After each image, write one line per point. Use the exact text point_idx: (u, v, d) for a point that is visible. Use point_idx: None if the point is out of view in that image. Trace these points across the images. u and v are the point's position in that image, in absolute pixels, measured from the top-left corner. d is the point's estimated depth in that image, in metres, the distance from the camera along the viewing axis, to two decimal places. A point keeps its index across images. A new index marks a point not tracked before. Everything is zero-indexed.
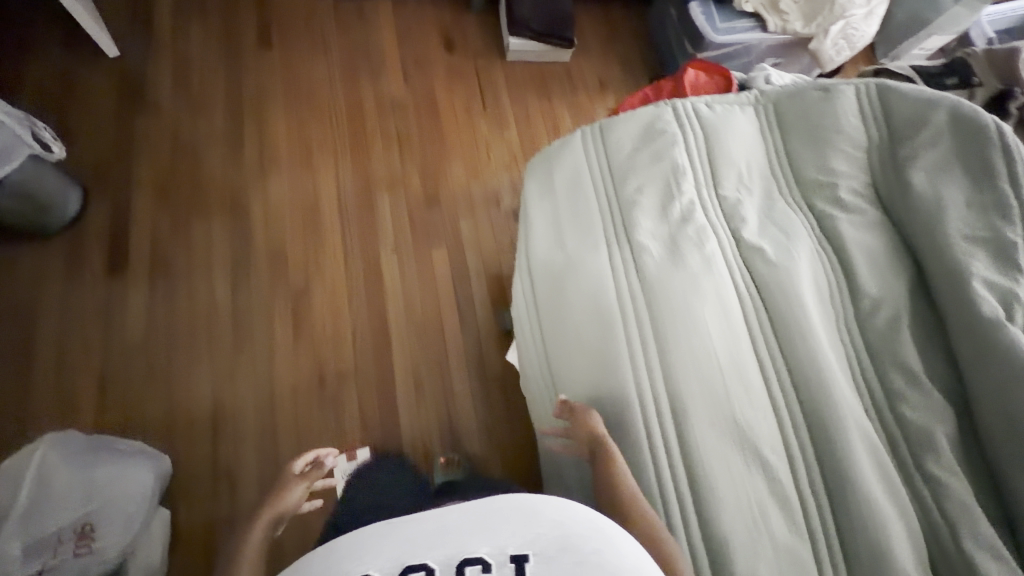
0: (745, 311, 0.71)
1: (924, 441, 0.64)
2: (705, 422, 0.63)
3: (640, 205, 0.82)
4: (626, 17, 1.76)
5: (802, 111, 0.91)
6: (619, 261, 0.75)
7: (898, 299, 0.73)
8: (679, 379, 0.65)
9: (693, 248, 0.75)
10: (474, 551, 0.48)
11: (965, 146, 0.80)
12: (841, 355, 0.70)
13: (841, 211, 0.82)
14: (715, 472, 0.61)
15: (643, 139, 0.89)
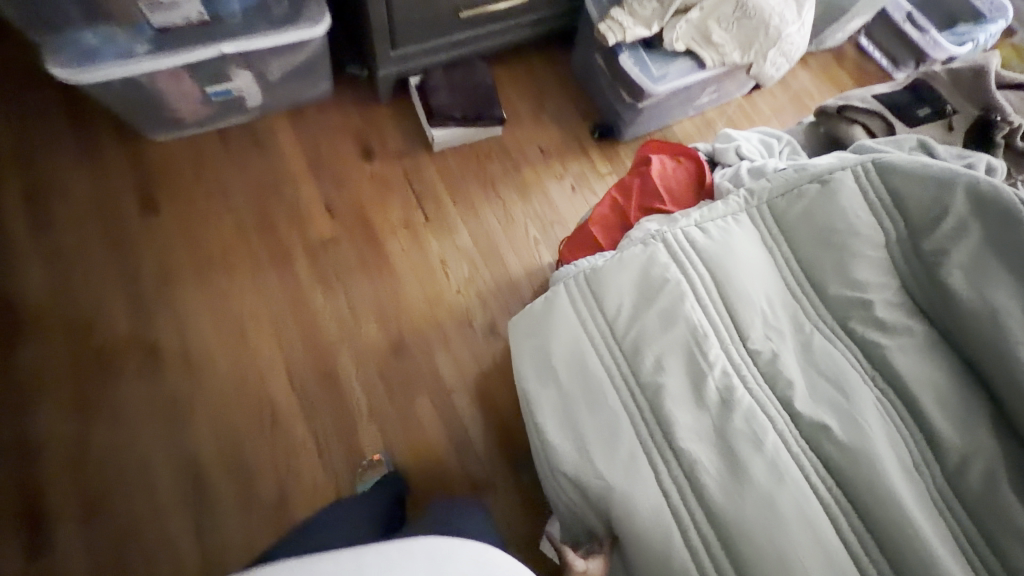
0: (833, 520, 0.60)
1: None
2: None
3: (668, 391, 0.68)
4: (549, 66, 1.59)
5: (803, 212, 0.80)
6: (672, 491, 0.63)
7: (985, 445, 0.63)
8: None
9: (752, 450, 0.62)
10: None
11: (996, 233, 0.71)
12: (948, 538, 0.60)
13: (886, 335, 0.71)
14: None
15: (641, 294, 0.75)
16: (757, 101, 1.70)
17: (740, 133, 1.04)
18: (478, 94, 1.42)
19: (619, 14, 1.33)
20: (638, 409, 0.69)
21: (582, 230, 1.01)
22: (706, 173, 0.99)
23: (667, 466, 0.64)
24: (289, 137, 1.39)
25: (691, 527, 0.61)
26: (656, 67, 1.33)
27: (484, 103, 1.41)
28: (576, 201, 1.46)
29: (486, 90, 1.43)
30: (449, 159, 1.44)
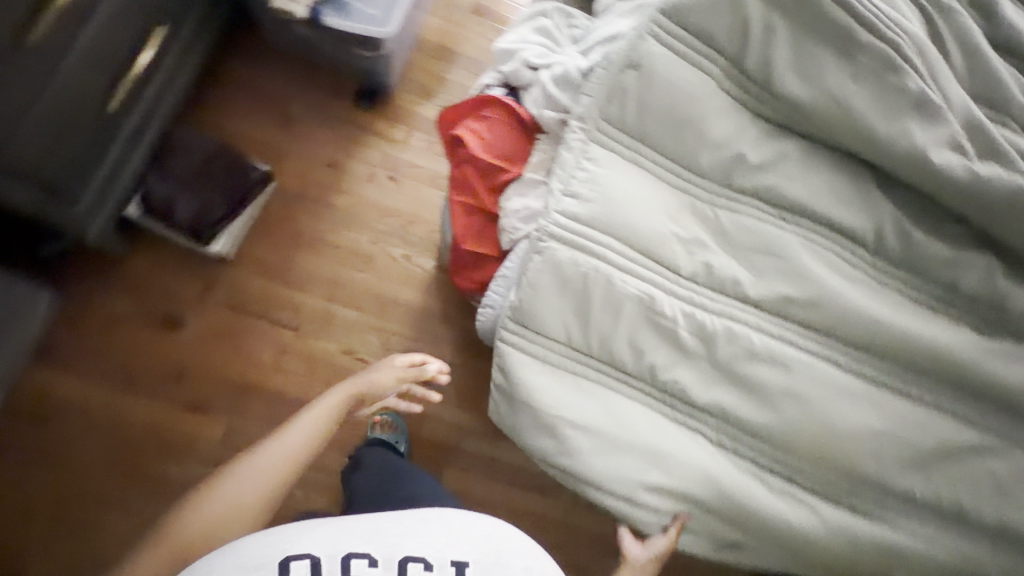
0: (829, 360, 0.69)
1: (1000, 304, 0.69)
2: (902, 472, 0.67)
3: (663, 368, 0.69)
4: (256, 66, 1.26)
5: (639, 105, 0.73)
6: (718, 436, 0.70)
7: (884, 211, 0.71)
8: (861, 464, 0.67)
9: (753, 362, 0.68)
10: (408, 550, 0.60)
11: (798, 21, 0.70)
12: (901, 301, 0.70)
13: (771, 172, 0.72)
14: (939, 486, 0.67)
15: (576, 301, 0.70)
16: None
17: (513, 40, 0.91)
18: (218, 176, 1.11)
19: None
20: (651, 396, 0.70)
21: (460, 251, 0.89)
22: (521, 109, 0.87)
23: (705, 424, 0.70)
24: (75, 367, 1.08)
25: (747, 448, 0.70)
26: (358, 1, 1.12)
27: (234, 180, 1.12)
28: (407, 187, 1.27)
29: (222, 166, 1.12)
30: (256, 252, 1.18)
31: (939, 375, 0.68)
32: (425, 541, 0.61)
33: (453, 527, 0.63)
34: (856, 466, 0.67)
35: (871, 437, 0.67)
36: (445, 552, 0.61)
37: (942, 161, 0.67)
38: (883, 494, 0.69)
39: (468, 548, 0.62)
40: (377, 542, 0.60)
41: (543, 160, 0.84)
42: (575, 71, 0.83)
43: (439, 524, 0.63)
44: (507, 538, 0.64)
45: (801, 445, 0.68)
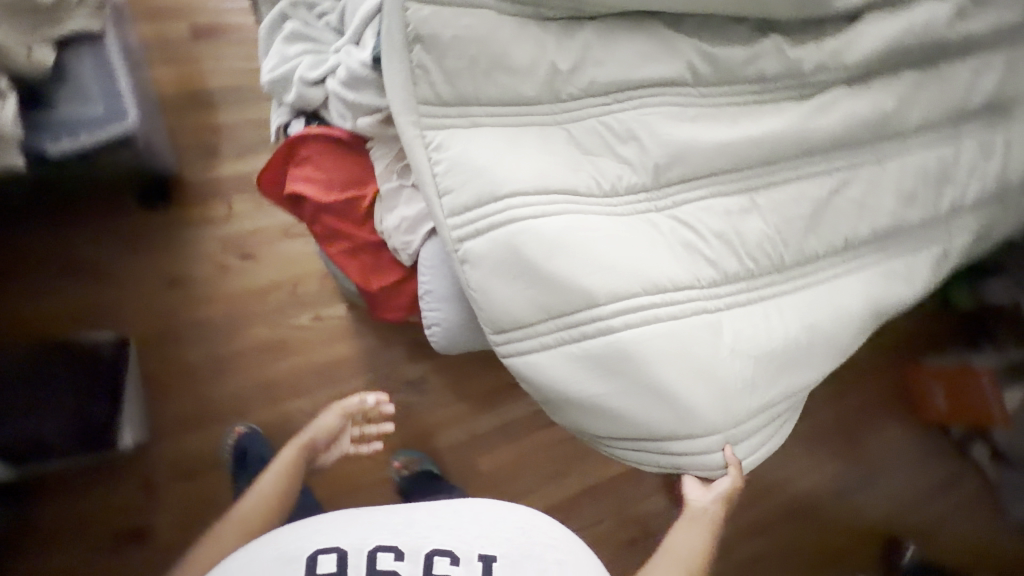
0: (716, 193, 0.79)
1: (797, 70, 0.81)
2: (803, 238, 0.81)
3: (651, 289, 0.71)
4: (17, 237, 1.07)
5: (444, 73, 0.70)
6: (709, 300, 0.75)
7: (685, 46, 0.77)
8: (778, 253, 0.80)
9: (677, 230, 0.75)
10: (436, 543, 0.61)
11: None
12: (733, 113, 0.80)
13: (588, 65, 0.74)
14: (827, 231, 0.83)
15: (530, 279, 0.70)
16: None
17: (277, 64, 0.82)
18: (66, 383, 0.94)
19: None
20: (650, 304, 0.71)
21: (372, 292, 0.85)
22: (337, 127, 0.81)
23: (708, 306, 0.75)
24: None
25: (727, 294, 0.77)
26: (97, 100, 0.89)
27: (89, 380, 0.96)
28: (265, 255, 1.17)
29: (66, 370, 0.95)
30: (170, 414, 1.06)
31: (787, 152, 0.81)
32: (455, 531, 0.62)
33: (488, 521, 0.63)
34: (774, 258, 0.80)
35: (768, 228, 0.79)
36: (472, 545, 0.61)
37: None
38: (801, 262, 0.82)
39: (500, 538, 0.62)
40: (405, 534, 0.62)
41: (386, 164, 0.80)
42: (360, 66, 0.75)
43: (478, 516, 0.64)
44: (540, 529, 0.63)
45: (747, 266, 0.78)
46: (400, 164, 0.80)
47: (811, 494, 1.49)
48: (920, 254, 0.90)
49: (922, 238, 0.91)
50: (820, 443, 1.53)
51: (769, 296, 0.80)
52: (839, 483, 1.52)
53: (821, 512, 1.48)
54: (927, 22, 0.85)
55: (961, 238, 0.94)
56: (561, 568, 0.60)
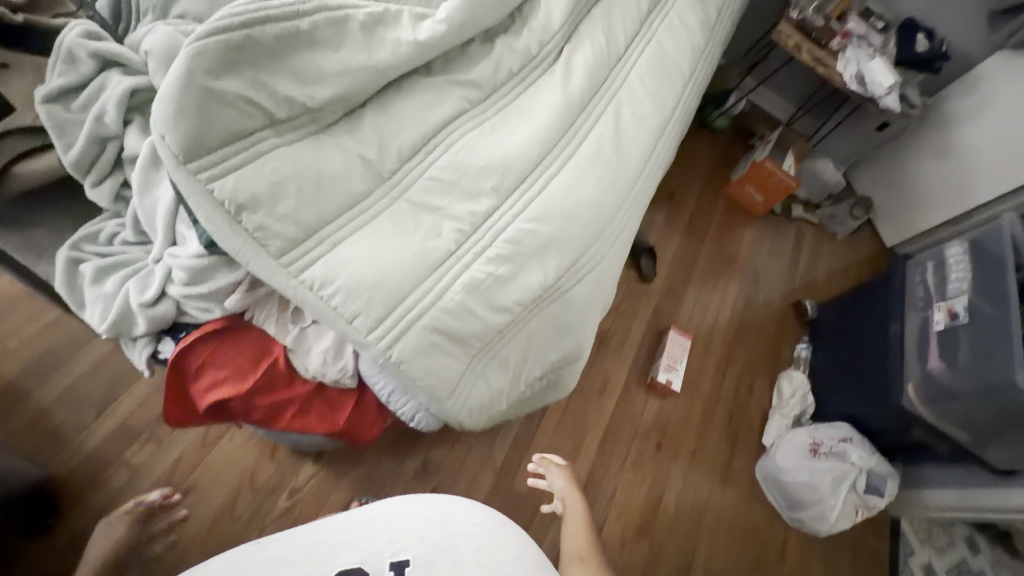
0: (551, 178, 0.92)
1: (530, 56, 1.01)
2: (625, 168, 0.99)
3: (531, 299, 0.88)
4: None
5: (280, 217, 0.74)
6: (573, 279, 0.94)
7: (446, 84, 0.91)
8: (614, 194, 0.97)
9: (535, 234, 0.88)
10: (345, 561, 0.65)
11: (263, 62, 0.75)
12: (511, 108, 0.96)
13: (391, 140, 0.85)
14: (636, 152, 1.02)
15: (447, 348, 0.81)
16: None
17: (103, 309, 0.76)
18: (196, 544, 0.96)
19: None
20: (527, 314, 0.90)
21: (344, 427, 0.85)
22: (209, 321, 0.79)
23: (569, 287, 0.94)
24: None
25: (588, 264, 0.96)
26: None
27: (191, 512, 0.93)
28: (203, 478, 1.07)
29: None
30: None
31: (571, 115, 0.97)
32: (369, 545, 0.67)
33: (402, 523, 0.70)
34: (614, 200, 0.97)
35: (599, 181, 0.95)
36: (382, 555, 0.66)
37: (426, 31, 0.86)
38: (630, 182, 1.00)
39: (414, 538, 0.68)
40: (338, 553, 0.66)
41: (277, 319, 0.81)
42: (195, 258, 0.74)
43: (409, 516, 0.71)
44: (457, 516, 0.71)
45: (599, 227, 0.94)
46: (289, 311, 0.81)
47: (736, 317, 1.82)
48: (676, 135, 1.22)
49: (676, 125, 1.20)
50: (715, 279, 1.87)
51: (610, 247, 1.01)
52: (744, 296, 1.87)
53: (747, 324, 1.82)
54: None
55: (691, 108, 1.29)
56: (480, 555, 0.66)
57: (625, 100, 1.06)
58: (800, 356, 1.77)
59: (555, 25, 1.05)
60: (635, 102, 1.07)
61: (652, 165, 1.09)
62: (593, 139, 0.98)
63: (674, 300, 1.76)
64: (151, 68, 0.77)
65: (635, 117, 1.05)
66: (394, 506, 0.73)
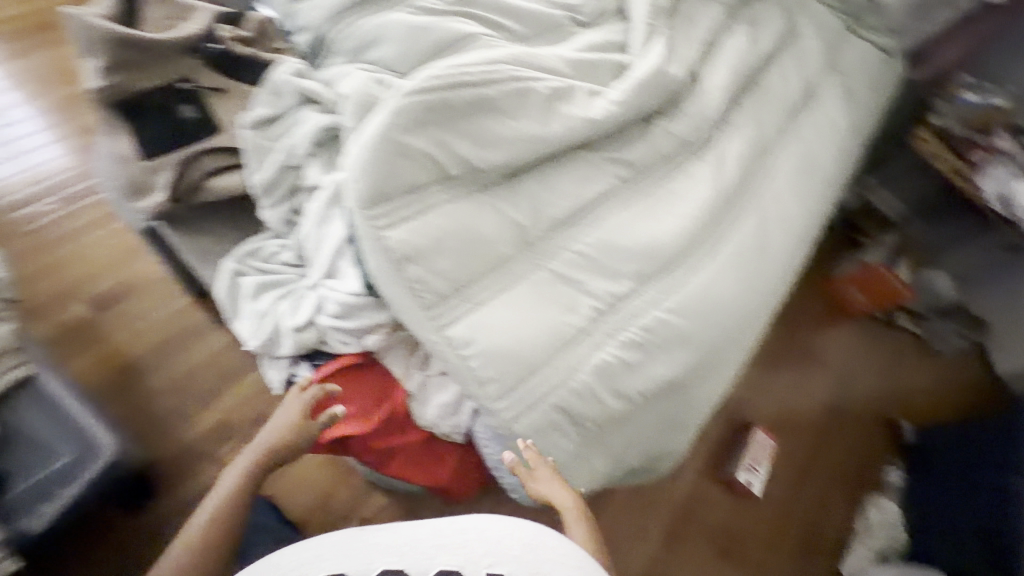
0: (693, 271, 0.90)
1: (685, 143, 1.00)
2: (766, 272, 0.96)
3: (653, 390, 0.86)
4: None
5: (438, 272, 0.76)
6: (696, 375, 0.91)
7: (607, 160, 0.92)
8: (751, 297, 0.93)
9: (671, 327, 0.86)
10: (443, 562, 0.67)
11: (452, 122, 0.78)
12: (661, 191, 0.95)
13: (546, 210, 0.86)
14: (777, 256, 0.99)
15: (564, 427, 0.80)
16: (30, 267, 1.14)
17: (257, 326, 0.80)
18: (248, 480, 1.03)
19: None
20: (645, 404, 0.88)
21: (442, 483, 0.86)
22: (345, 354, 0.81)
23: (691, 384, 0.91)
24: None
25: (714, 364, 0.92)
26: (60, 447, 0.78)
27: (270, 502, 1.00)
28: (283, 488, 1.10)
29: None
30: None
31: (720, 208, 0.95)
32: (465, 552, 0.68)
33: (495, 537, 0.69)
34: (752, 302, 0.93)
35: (740, 282, 0.92)
36: (479, 563, 0.67)
37: (599, 110, 0.87)
38: (766, 287, 0.96)
39: (507, 555, 0.67)
40: (427, 555, 0.68)
41: (404, 362, 0.82)
42: (350, 296, 0.76)
43: (494, 532, 0.70)
44: (545, 544, 0.68)
45: (731, 328, 0.91)
46: (417, 357, 0.82)
47: (823, 423, 1.69)
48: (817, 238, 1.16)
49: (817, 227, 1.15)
50: (804, 377, 1.76)
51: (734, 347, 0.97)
52: (835, 402, 1.75)
53: (836, 434, 1.69)
54: (732, 74, 1.13)
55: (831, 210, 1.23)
56: None
57: (771, 199, 1.04)
58: (891, 481, 1.62)
59: (712, 115, 1.05)
60: (781, 203, 1.04)
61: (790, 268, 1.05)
62: (738, 237, 0.95)
63: (758, 391, 1.68)
64: (344, 110, 0.81)
65: (779, 219, 1.02)
66: (484, 521, 0.71)
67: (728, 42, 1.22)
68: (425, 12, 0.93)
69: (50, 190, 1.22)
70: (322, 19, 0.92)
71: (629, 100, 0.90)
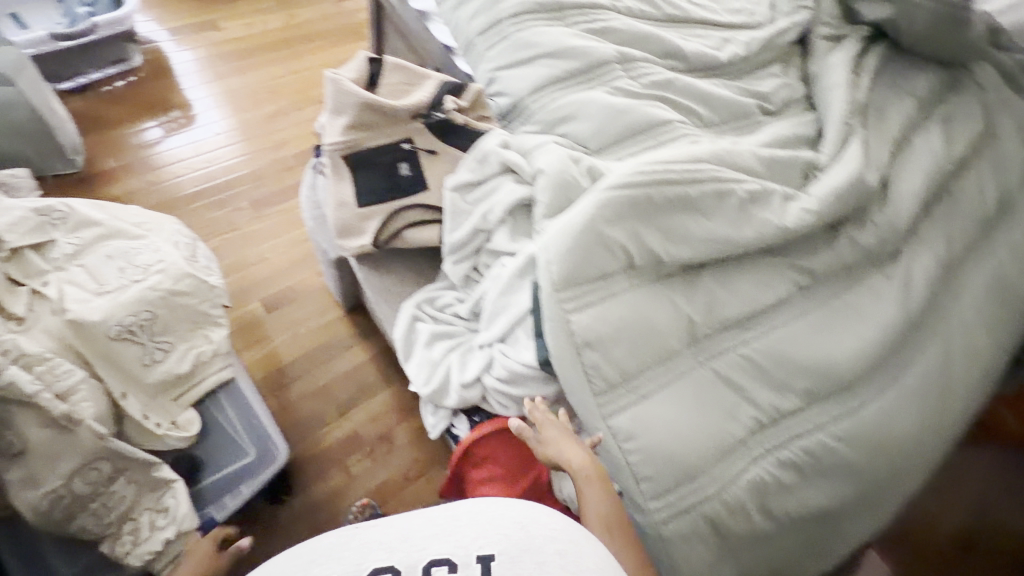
0: (865, 399, 0.85)
1: (870, 255, 0.95)
2: (944, 410, 0.88)
3: (806, 517, 0.82)
4: None
5: (612, 361, 0.77)
6: (853, 510, 0.84)
7: (789, 264, 0.88)
8: (924, 436, 0.86)
9: (837, 456, 0.81)
10: (433, 552, 0.54)
11: (650, 217, 0.79)
12: (843, 305, 0.89)
13: (721, 310, 0.84)
14: (957, 394, 0.90)
15: (710, 540, 0.77)
16: (223, 262, 1.28)
17: (428, 373, 0.85)
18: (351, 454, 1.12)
19: (134, 509, 0.76)
20: (793, 529, 0.83)
21: None
22: (500, 415, 0.85)
23: (845, 516, 0.85)
24: None
25: (874, 500, 0.85)
26: (246, 446, 0.88)
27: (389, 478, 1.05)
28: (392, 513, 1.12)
29: None
30: None
31: (902, 334, 0.89)
32: (454, 538, 0.55)
33: (486, 520, 0.56)
34: (925, 442, 0.86)
35: (916, 420, 0.85)
36: (469, 548, 0.54)
37: (794, 218, 0.84)
38: (947, 426, 0.89)
39: (497, 534, 0.55)
40: (405, 548, 0.54)
41: None
42: (523, 365, 0.79)
43: (485, 515, 0.57)
44: (539, 521, 0.56)
45: (899, 467, 0.84)
46: None
47: None
48: (1002, 370, 1.03)
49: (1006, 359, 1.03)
50: None
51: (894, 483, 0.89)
52: None
53: None
54: (927, 178, 1.05)
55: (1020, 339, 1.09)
56: (564, 560, 0.53)
57: (959, 328, 0.95)
58: None
59: (902, 226, 0.98)
60: (968, 333, 0.95)
61: (973, 404, 0.94)
62: (918, 367, 0.88)
63: None
64: (541, 186, 0.85)
65: (964, 351, 0.93)
66: (469, 506, 0.58)
67: (921, 139, 1.13)
68: (622, 93, 0.96)
69: (246, 193, 1.37)
70: (525, 89, 0.97)
71: (823, 210, 0.87)
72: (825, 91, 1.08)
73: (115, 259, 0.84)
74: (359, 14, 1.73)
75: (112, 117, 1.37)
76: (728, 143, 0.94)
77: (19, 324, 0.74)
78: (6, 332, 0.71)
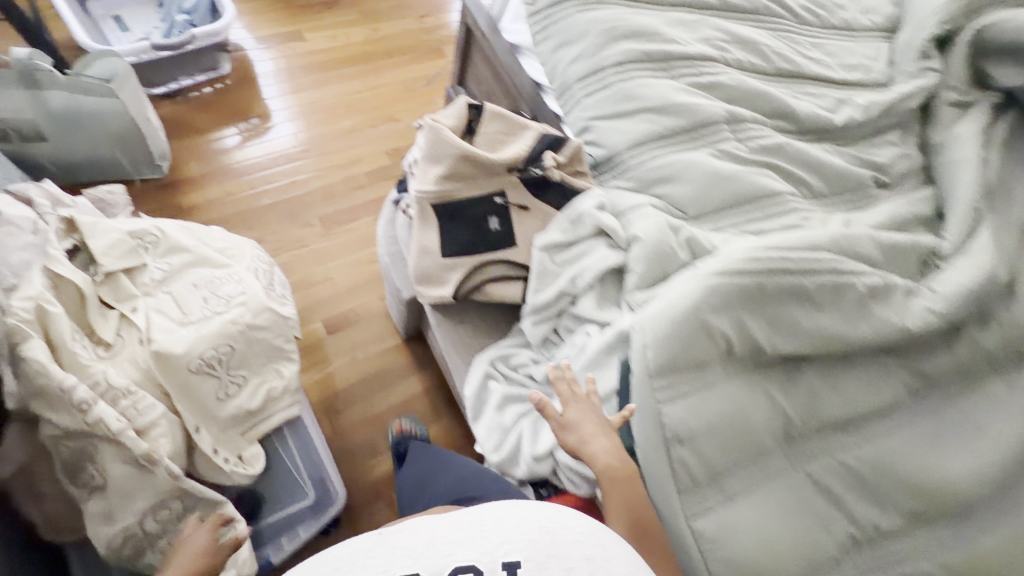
0: (977, 527, 0.75)
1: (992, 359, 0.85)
2: None
3: None
4: None
5: (702, 458, 0.71)
6: None
7: (900, 366, 0.80)
8: None
9: None
10: (459, 559, 0.46)
11: (758, 305, 0.73)
12: (968, 419, 0.79)
13: (822, 410, 0.77)
14: None
15: None
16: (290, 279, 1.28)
17: (498, 439, 0.81)
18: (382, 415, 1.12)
19: None
20: None
21: None
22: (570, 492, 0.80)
23: None
24: None
25: None
26: (305, 486, 0.87)
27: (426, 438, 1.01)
28: None
29: None
30: None
31: None
32: (479, 543, 0.47)
33: (510, 524, 0.49)
34: None
35: None
36: (496, 556, 0.46)
37: (916, 318, 0.76)
38: None
39: (523, 539, 0.47)
40: (430, 554, 0.47)
41: None
42: None
43: (507, 519, 0.49)
44: (564, 524, 0.49)
45: None
46: None
47: None
48: None
49: None
50: None
51: None
52: None
53: None
54: None
55: None
56: (594, 565, 0.45)
57: None
58: None
59: None
60: None
61: None
62: None
63: None
64: (637, 255, 0.80)
65: None
66: (488, 509, 0.51)
67: None
68: (728, 157, 0.90)
69: (317, 209, 1.36)
70: (624, 143, 0.92)
71: (947, 310, 0.78)
72: (951, 166, 0.98)
73: (200, 289, 0.84)
74: (440, 32, 1.73)
75: (197, 123, 1.40)
76: (841, 222, 0.87)
77: (107, 352, 0.75)
78: (96, 362, 0.72)
